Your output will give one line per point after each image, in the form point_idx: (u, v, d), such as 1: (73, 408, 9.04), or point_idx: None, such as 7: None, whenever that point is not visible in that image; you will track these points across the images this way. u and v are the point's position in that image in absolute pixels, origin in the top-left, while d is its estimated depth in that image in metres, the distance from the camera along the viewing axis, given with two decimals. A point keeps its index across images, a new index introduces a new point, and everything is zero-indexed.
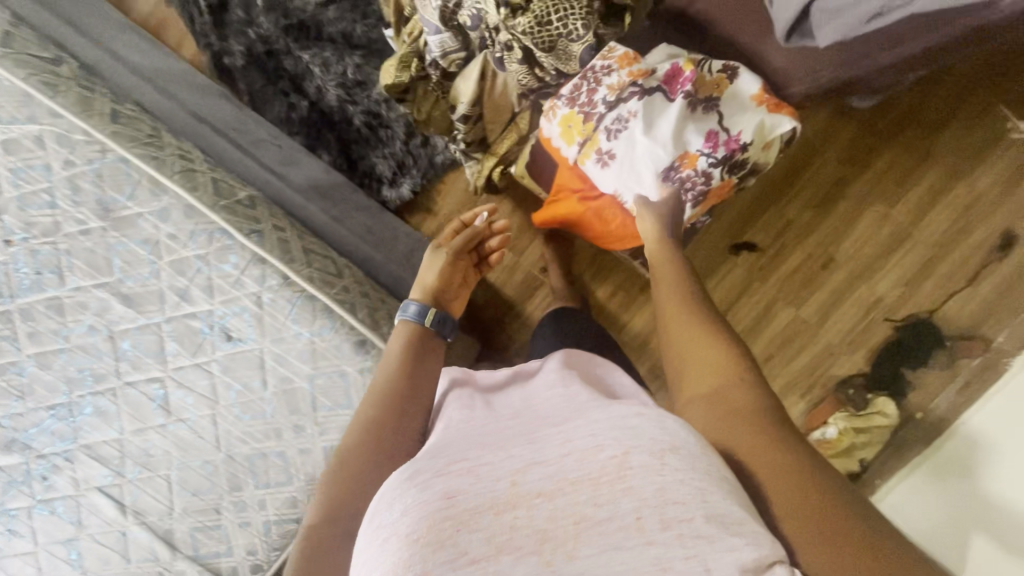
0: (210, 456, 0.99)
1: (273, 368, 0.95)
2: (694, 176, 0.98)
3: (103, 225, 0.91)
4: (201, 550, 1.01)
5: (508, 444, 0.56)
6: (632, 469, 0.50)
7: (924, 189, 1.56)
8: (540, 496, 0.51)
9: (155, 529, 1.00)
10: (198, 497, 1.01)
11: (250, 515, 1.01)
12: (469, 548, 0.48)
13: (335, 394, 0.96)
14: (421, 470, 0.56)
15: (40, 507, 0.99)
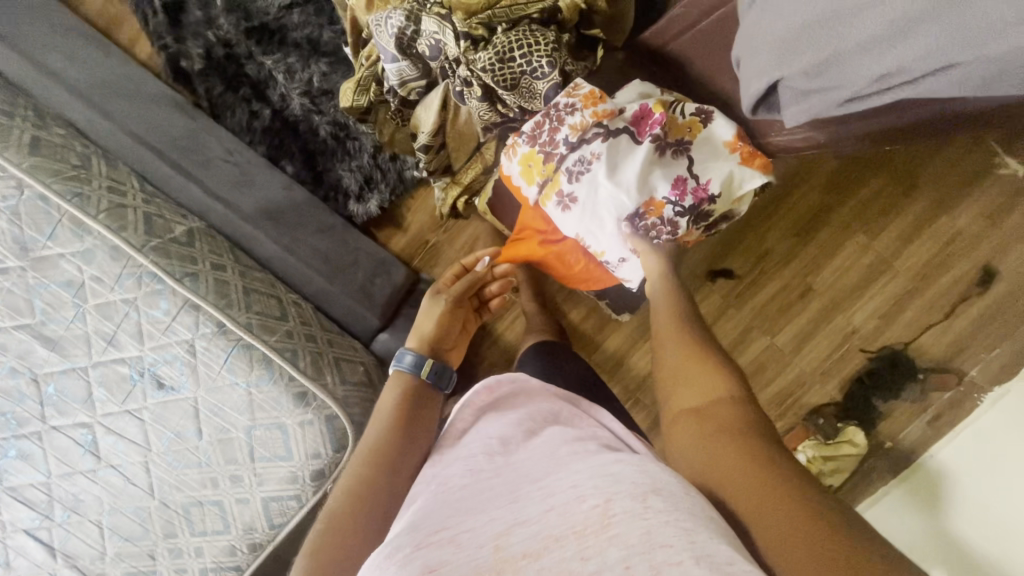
0: (143, 502, 0.95)
1: (206, 420, 0.91)
2: (660, 225, 0.93)
3: (22, 265, 0.84)
4: None
5: (488, 507, 0.60)
6: (615, 519, 0.53)
7: (906, 222, 1.51)
8: (526, 556, 0.53)
9: (86, 572, 0.98)
10: (132, 543, 0.97)
11: (186, 561, 0.98)
12: None
13: (274, 446, 0.91)
14: (401, 544, 0.58)
15: None
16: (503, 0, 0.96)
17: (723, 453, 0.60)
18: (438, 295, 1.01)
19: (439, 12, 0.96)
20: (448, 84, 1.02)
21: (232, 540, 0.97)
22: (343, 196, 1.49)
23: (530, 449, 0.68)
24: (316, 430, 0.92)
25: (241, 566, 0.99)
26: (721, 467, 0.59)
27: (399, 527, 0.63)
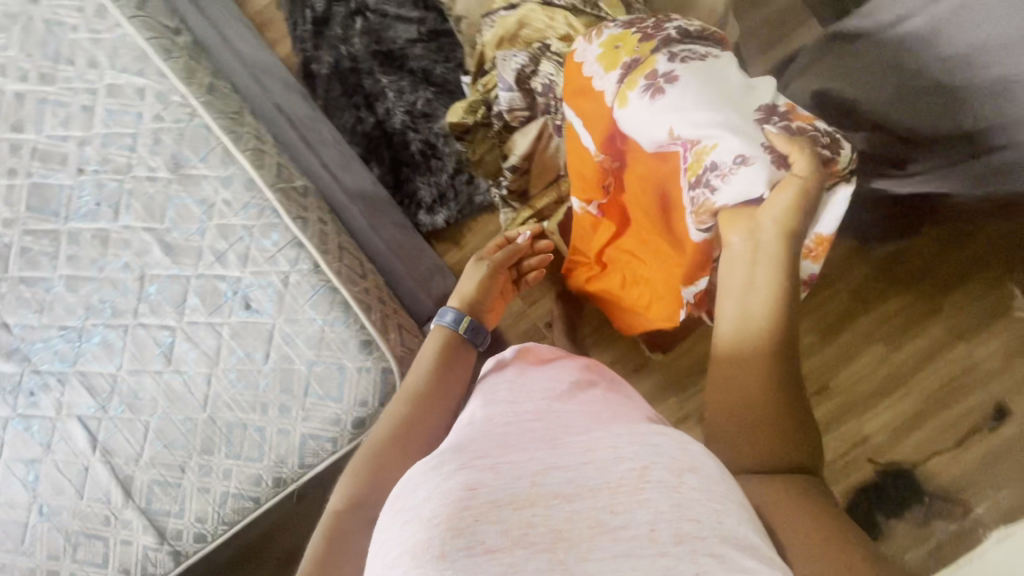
0: (193, 413, 1.02)
1: (276, 347, 1.00)
2: (814, 131, 0.84)
3: (170, 177, 1.00)
4: (153, 505, 1.03)
5: (530, 447, 0.67)
6: (648, 483, 0.60)
7: (924, 343, 1.59)
8: (558, 498, 0.60)
9: (117, 472, 1.04)
10: (168, 451, 1.03)
11: (212, 481, 1.03)
12: (487, 538, 0.58)
13: (328, 384, 1.00)
14: (444, 461, 0.67)
15: (17, 420, 1.05)
16: None
17: (786, 503, 0.63)
18: (480, 261, 1.13)
19: (558, 59, 1.16)
20: (550, 118, 1.20)
21: (261, 473, 1.02)
22: (416, 205, 1.67)
23: (574, 411, 0.76)
24: (369, 379, 1.00)
25: (258, 501, 1.02)
26: (777, 510, 0.63)
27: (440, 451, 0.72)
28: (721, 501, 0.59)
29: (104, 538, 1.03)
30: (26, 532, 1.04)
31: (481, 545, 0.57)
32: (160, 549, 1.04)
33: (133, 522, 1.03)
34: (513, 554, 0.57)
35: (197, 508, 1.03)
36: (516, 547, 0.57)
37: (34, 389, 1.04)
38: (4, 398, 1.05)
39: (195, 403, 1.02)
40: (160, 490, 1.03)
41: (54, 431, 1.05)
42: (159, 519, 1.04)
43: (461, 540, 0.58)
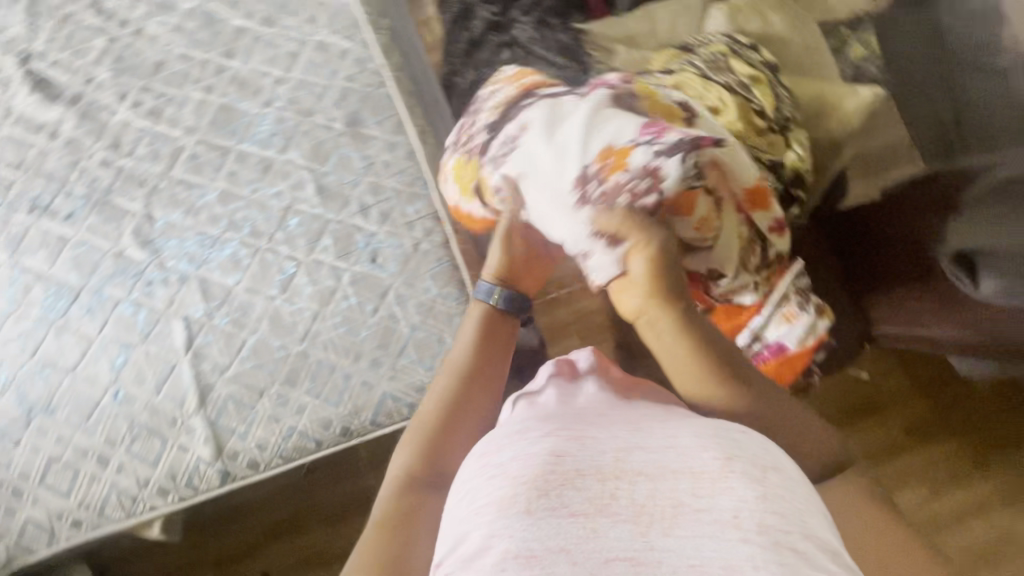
0: (289, 342, 1.07)
1: (385, 301, 1.08)
2: (633, 180, 0.72)
3: (342, 132, 1.19)
4: (220, 419, 1.05)
5: (611, 424, 0.66)
6: (732, 472, 0.59)
7: (970, 499, 1.52)
8: (641, 475, 0.60)
9: (200, 379, 1.06)
10: (257, 373, 1.06)
11: (283, 413, 1.05)
12: (570, 503, 0.58)
13: (424, 351, 1.06)
14: (530, 427, 0.66)
15: (128, 305, 1.08)
16: None
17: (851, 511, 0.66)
18: None
19: None
20: None
21: (333, 417, 1.04)
22: None
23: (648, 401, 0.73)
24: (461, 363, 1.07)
25: (321, 442, 1.03)
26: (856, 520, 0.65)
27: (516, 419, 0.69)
28: (799, 499, 0.58)
29: (165, 441, 1.03)
30: (95, 410, 1.03)
31: (566, 508, 0.58)
32: (211, 465, 1.03)
33: (199, 431, 1.04)
34: (596, 520, 0.56)
35: (260, 436, 1.03)
36: (600, 515, 0.57)
37: (151, 280, 1.10)
38: (123, 280, 1.09)
39: (295, 332, 1.08)
40: (231, 408, 1.05)
41: (156, 324, 1.08)
42: (223, 437, 1.05)
43: (544, 501, 0.58)
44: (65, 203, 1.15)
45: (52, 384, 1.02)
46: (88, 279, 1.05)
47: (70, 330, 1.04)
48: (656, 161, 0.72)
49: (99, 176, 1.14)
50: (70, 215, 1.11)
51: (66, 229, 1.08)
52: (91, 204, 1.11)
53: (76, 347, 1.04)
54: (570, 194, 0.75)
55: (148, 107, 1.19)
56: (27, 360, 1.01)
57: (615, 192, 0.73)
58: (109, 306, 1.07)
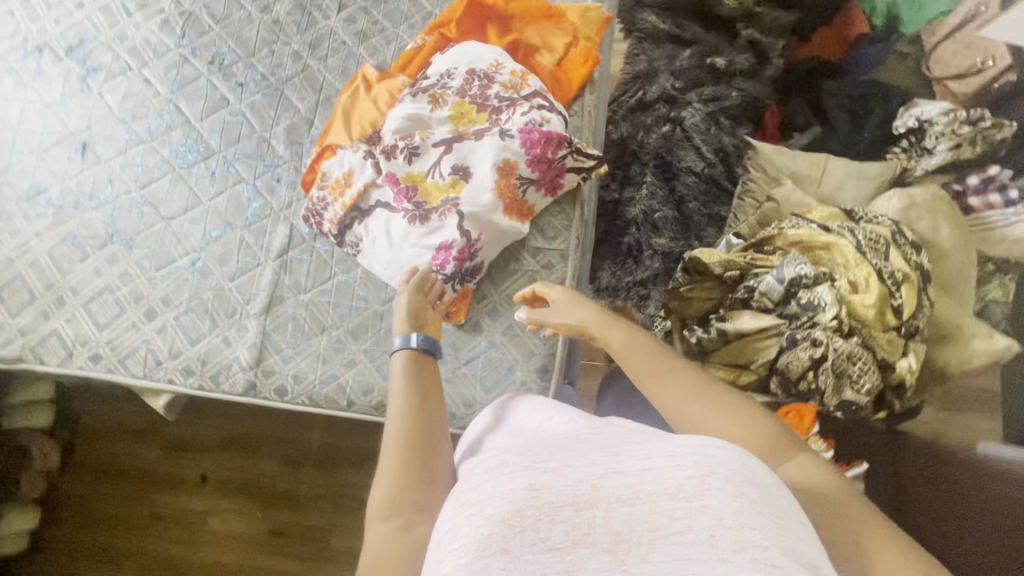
0: (371, 297, 0.87)
1: (495, 292, 0.87)
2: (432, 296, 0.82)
3: None
4: (273, 334, 0.87)
5: (587, 451, 0.49)
6: (708, 493, 0.41)
7: None
8: (620, 500, 0.43)
9: (274, 288, 0.88)
10: (326, 310, 0.87)
11: (333, 364, 0.86)
12: (549, 538, 0.42)
13: (490, 371, 0.85)
14: (511, 464, 0.51)
15: (247, 188, 0.92)
16: (927, 310, 1.05)
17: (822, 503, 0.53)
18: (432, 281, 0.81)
19: (898, 271, 1.03)
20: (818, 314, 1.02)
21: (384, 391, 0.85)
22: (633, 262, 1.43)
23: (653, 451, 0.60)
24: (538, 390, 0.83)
25: (352, 406, 0.85)
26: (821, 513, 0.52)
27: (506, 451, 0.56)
28: (783, 519, 0.41)
29: (216, 326, 0.88)
30: (169, 267, 0.90)
31: (541, 542, 0.42)
32: (243, 372, 0.86)
33: (250, 333, 0.87)
34: (572, 554, 0.41)
35: (304, 369, 0.86)
36: (576, 547, 0.41)
37: (283, 179, 0.92)
38: (253, 160, 0.93)
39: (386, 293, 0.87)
40: (291, 327, 0.87)
41: (265, 219, 0.91)
42: (268, 352, 0.86)
43: (523, 537, 0.42)
44: (235, 67, 0.96)
45: (146, 223, 0.92)
46: (227, 148, 0.94)
47: (184, 184, 0.93)
48: (387, 157, 0.84)
49: (278, 62, 0.97)
50: (242, 84, 0.96)
51: (231, 93, 0.96)
52: (262, 82, 0.96)
53: (182, 201, 0.92)
54: (395, 255, 0.83)
55: (361, 35, 0.97)
56: (135, 190, 0.93)
57: (421, 215, 0.83)
58: (230, 181, 0.92)
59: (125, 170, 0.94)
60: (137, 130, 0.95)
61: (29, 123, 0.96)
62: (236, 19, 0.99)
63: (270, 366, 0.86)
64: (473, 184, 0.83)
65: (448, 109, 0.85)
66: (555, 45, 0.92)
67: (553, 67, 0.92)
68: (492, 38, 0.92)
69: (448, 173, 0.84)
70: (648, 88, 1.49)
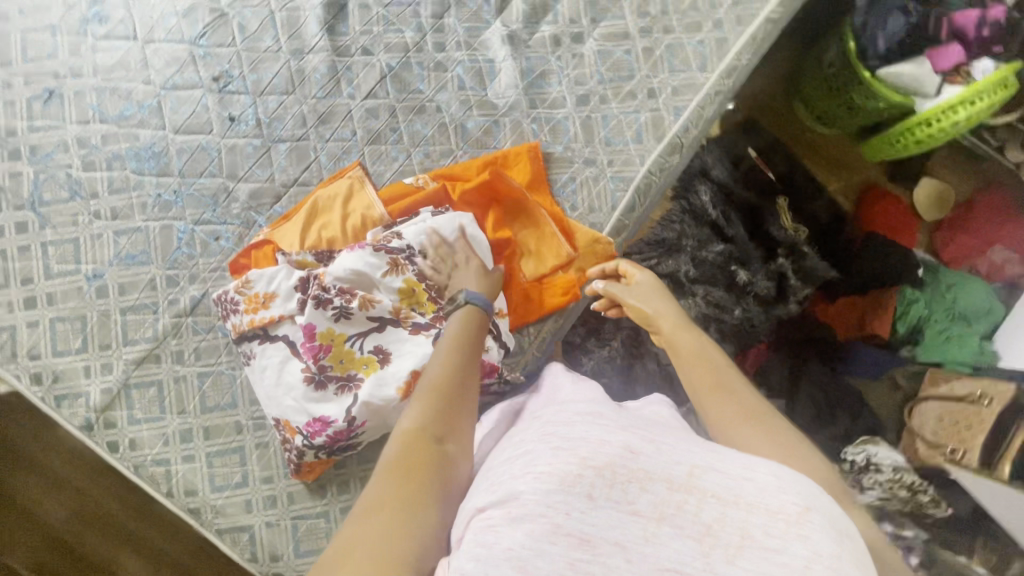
0: (239, 408, 0.83)
1: (350, 470, 0.82)
2: (291, 450, 0.77)
3: None
4: (132, 388, 0.82)
5: (687, 437, 0.51)
6: (811, 526, 0.42)
7: None
8: (715, 498, 0.46)
9: (156, 346, 0.83)
10: (193, 396, 0.82)
11: (173, 449, 0.82)
12: (636, 502, 0.46)
13: (309, 538, 0.81)
14: (602, 414, 0.53)
15: (183, 231, 0.85)
16: None
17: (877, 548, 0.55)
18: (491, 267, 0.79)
19: None
20: None
21: (206, 502, 0.81)
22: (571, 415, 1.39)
23: None
24: None
25: (170, 496, 0.82)
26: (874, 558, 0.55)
27: (597, 401, 0.57)
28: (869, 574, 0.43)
29: (85, 349, 0.83)
30: (69, 268, 0.84)
31: (630, 504, 0.46)
32: (88, 409, 0.82)
33: (112, 376, 0.82)
34: (657, 527, 0.45)
35: (143, 439, 0.82)
36: (662, 523, 0.45)
37: (222, 241, 0.85)
38: (204, 202, 0.85)
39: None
40: (150, 392, 0.82)
41: (184, 272, 0.84)
42: (119, 405, 0.82)
43: (611, 493, 0.46)
44: (237, 98, 0.87)
45: (71, 209, 0.85)
46: (186, 176, 0.86)
47: (126, 192, 0.85)
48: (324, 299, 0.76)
49: (280, 116, 0.87)
50: (234, 120, 0.86)
51: (218, 123, 0.86)
52: (251, 127, 0.87)
53: (116, 206, 0.85)
54: (270, 400, 0.77)
55: (370, 134, 0.87)
56: (76, 169, 0.85)
57: (319, 379, 0.76)
58: (171, 212, 0.85)
59: (78, 142, 0.86)
60: (108, 108, 0.87)
61: (10, 36, 0.88)
62: (264, 47, 0.88)
63: (114, 420, 0.82)
64: (387, 372, 0.76)
65: (401, 283, 0.79)
66: (546, 261, 0.85)
67: (531, 281, 0.85)
68: (488, 221, 0.86)
69: (368, 348, 0.78)
70: (663, 261, 1.38)
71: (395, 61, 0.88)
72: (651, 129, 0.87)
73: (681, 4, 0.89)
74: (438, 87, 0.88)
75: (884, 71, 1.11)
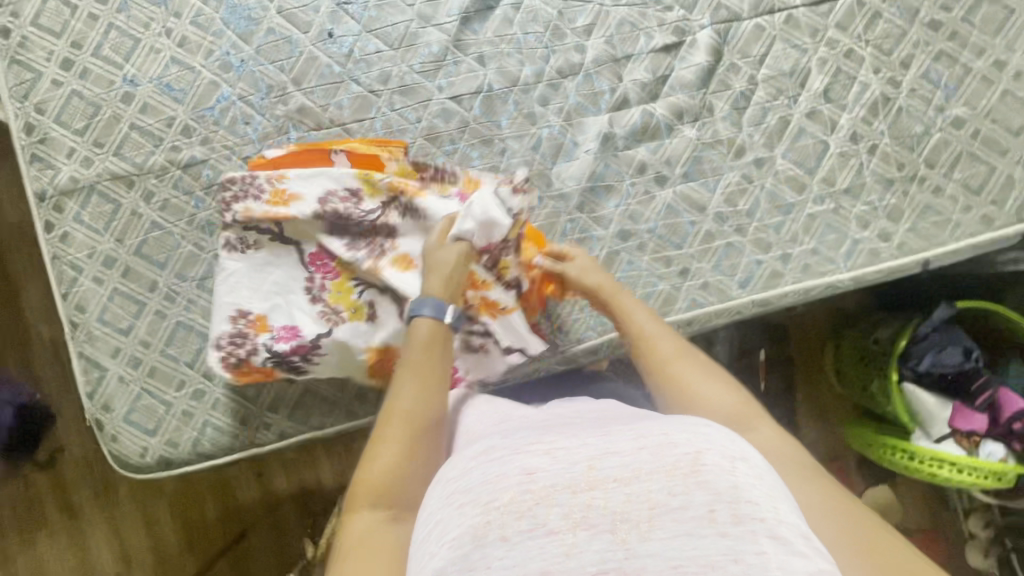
0: (164, 273, 0.83)
1: (213, 386, 0.82)
2: (241, 342, 0.76)
3: None
4: (95, 193, 0.83)
5: (584, 434, 0.49)
6: (704, 470, 0.43)
7: None
8: (617, 481, 0.44)
9: (137, 174, 0.83)
10: (136, 235, 0.83)
11: (89, 266, 0.82)
12: (549, 521, 0.42)
13: (141, 416, 0.82)
14: (497, 447, 0.50)
15: (224, 96, 0.84)
16: None
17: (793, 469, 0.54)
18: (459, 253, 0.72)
19: None
20: None
21: (85, 325, 0.82)
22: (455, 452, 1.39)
23: None
24: (141, 458, 0.81)
25: (61, 300, 0.82)
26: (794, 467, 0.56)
27: (493, 437, 0.54)
28: (773, 489, 0.45)
29: (82, 134, 0.83)
30: (115, 59, 0.84)
31: (542, 527, 0.42)
32: (49, 184, 0.83)
33: (87, 172, 0.83)
34: (573, 536, 0.41)
35: (75, 240, 0.83)
36: (577, 529, 0.42)
37: (250, 128, 0.84)
38: (257, 85, 0.84)
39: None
40: (105, 208, 0.83)
41: (202, 131, 0.84)
42: (75, 198, 0.83)
43: (523, 522, 0.42)
44: (347, 20, 0.85)
45: (151, 11, 0.85)
46: (260, 53, 0.84)
47: (205, 31, 0.84)
48: (387, 222, 0.77)
49: (370, 61, 0.85)
50: (331, 37, 0.85)
51: (317, 30, 0.85)
52: (340, 52, 0.85)
53: (187, 37, 0.84)
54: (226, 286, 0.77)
55: (430, 131, 0.84)
56: None
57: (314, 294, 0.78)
58: (226, 73, 0.84)
59: None
60: None
61: None
62: None
63: (63, 207, 0.83)
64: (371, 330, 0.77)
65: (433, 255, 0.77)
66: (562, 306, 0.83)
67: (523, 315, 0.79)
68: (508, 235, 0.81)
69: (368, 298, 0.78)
70: None
71: (499, 86, 0.85)
72: (660, 303, 0.83)
73: (772, 217, 0.84)
74: (516, 132, 0.85)
75: (909, 387, 1.04)
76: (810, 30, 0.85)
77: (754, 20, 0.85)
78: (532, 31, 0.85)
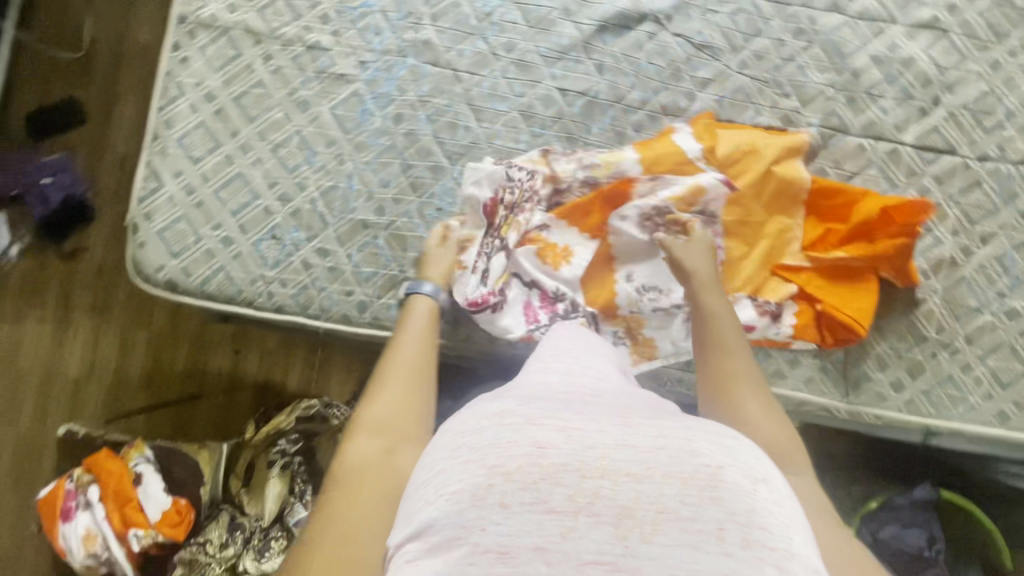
0: (250, 126, 0.89)
1: (241, 239, 0.87)
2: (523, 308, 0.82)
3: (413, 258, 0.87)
4: (225, 38, 0.91)
5: (604, 414, 0.46)
6: (721, 489, 0.40)
7: None
8: (628, 476, 0.41)
9: (267, 36, 0.91)
10: (241, 85, 0.90)
11: (192, 94, 0.90)
12: (550, 497, 0.40)
13: (171, 236, 0.87)
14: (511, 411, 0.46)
15: (369, 4, 0.91)
16: None
17: (824, 517, 0.50)
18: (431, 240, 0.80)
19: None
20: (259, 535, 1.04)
21: (164, 140, 0.89)
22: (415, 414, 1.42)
23: None
24: (153, 271, 0.87)
25: (155, 111, 0.90)
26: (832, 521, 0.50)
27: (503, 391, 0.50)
28: (794, 518, 0.41)
29: None
30: None
31: (543, 502, 0.40)
32: (193, 13, 0.91)
33: (228, 16, 0.91)
34: (573, 520, 0.40)
35: (191, 67, 0.90)
36: (579, 514, 0.40)
37: (377, 39, 0.90)
38: (401, 7, 0.91)
39: (326, 227, 0.88)
40: (228, 53, 0.90)
41: (337, 25, 0.91)
42: (208, 33, 0.91)
43: (523, 493, 0.40)
44: None
45: None
46: None
47: None
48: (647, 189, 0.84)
49: (504, 29, 0.90)
50: None
51: None
52: (483, 9, 0.91)
53: None
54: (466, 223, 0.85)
55: (527, 108, 0.89)
56: None
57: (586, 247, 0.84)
58: None
59: None
60: None
61: None
62: None
63: (195, 37, 0.91)
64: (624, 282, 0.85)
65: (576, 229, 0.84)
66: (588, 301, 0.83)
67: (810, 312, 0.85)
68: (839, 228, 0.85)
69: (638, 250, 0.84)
70: None
71: (605, 97, 0.89)
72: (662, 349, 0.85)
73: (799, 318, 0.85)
74: (601, 142, 0.89)
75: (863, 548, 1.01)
76: (907, 168, 0.86)
77: (860, 138, 0.87)
78: (655, 63, 0.90)
